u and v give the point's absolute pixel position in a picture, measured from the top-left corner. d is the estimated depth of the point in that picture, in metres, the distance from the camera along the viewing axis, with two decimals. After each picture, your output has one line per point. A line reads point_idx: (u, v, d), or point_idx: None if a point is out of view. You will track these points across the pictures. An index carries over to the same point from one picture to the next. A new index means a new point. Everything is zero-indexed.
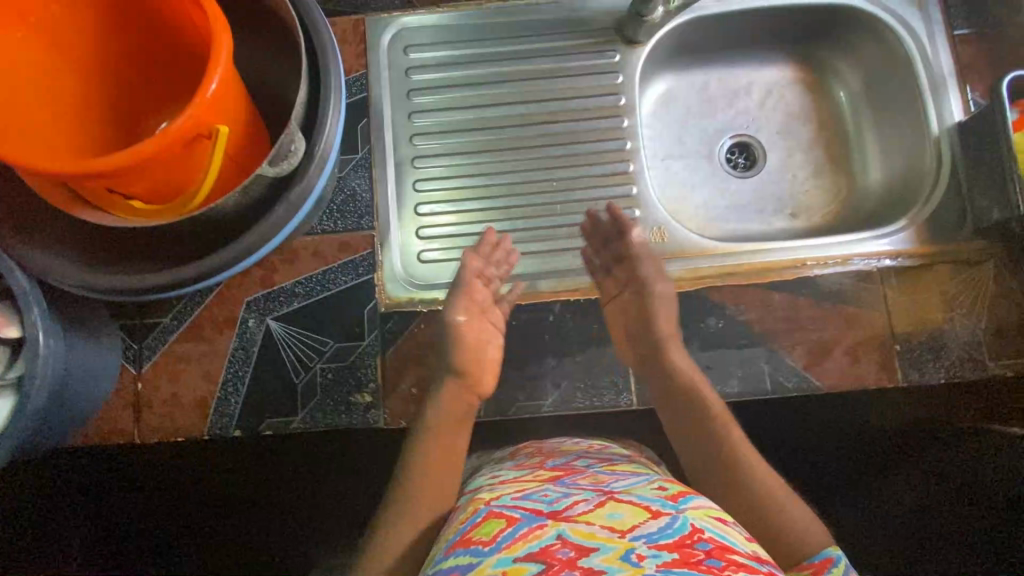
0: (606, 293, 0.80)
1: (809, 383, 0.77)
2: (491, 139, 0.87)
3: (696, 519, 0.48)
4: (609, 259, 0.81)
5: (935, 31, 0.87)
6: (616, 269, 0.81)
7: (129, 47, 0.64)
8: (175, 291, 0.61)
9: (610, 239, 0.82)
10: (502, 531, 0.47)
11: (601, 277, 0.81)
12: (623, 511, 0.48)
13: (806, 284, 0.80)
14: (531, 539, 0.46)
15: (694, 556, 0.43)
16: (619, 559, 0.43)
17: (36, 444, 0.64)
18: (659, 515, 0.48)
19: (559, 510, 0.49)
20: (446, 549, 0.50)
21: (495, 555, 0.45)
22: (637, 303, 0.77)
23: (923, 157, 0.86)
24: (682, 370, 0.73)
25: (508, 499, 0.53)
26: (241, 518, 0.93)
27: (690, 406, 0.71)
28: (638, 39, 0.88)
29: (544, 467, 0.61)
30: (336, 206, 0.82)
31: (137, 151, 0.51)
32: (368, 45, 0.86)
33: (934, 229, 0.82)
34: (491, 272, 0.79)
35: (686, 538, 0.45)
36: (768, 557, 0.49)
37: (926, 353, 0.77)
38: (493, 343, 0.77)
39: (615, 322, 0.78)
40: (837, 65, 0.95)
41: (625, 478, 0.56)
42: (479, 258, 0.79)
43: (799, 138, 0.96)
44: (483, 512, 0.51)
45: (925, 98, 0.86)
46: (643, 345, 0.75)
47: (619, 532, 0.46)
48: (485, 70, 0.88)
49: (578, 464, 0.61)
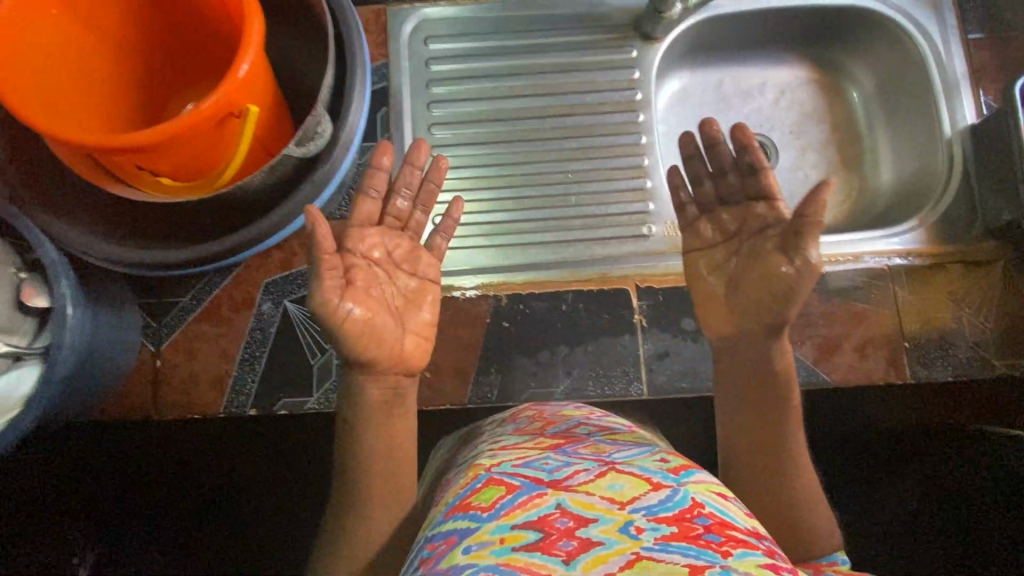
0: (696, 241, 0.73)
1: (818, 377, 0.78)
2: (507, 130, 0.88)
3: (699, 493, 0.48)
4: (714, 198, 0.73)
5: (949, 34, 0.88)
6: (719, 211, 0.72)
7: (156, 25, 0.65)
8: (196, 267, 0.62)
9: (724, 175, 0.72)
10: (502, 499, 0.48)
11: (697, 216, 0.73)
12: (624, 482, 0.49)
13: (817, 280, 0.81)
14: (530, 508, 0.47)
15: (693, 530, 0.45)
16: (617, 530, 0.45)
17: (58, 414, 0.66)
18: (660, 487, 0.48)
19: (560, 479, 0.50)
20: (446, 512, 0.50)
21: (494, 522, 0.46)
22: (753, 273, 0.67)
23: (935, 157, 0.86)
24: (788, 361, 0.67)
25: (508, 466, 0.53)
26: (245, 502, 0.92)
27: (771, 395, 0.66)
28: (655, 35, 0.89)
29: (544, 433, 0.61)
30: (354, 191, 0.84)
31: (172, 129, 0.51)
32: (389, 36, 0.88)
33: (945, 229, 0.83)
34: (394, 206, 0.72)
35: (686, 512, 0.46)
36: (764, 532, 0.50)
37: (933, 351, 0.78)
38: (413, 315, 0.70)
39: (701, 280, 0.72)
40: (851, 66, 0.96)
41: (627, 448, 0.55)
42: (368, 200, 0.69)
43: (811, 139, 0.97)
44: (484, 478, 0.51)
45: (938, 100, 0.86)
46: (749, 312, 0.67)
47: (619, 504, 0.47)
48: (503, 62, 0.89)
49: (579, 431, 0.61)
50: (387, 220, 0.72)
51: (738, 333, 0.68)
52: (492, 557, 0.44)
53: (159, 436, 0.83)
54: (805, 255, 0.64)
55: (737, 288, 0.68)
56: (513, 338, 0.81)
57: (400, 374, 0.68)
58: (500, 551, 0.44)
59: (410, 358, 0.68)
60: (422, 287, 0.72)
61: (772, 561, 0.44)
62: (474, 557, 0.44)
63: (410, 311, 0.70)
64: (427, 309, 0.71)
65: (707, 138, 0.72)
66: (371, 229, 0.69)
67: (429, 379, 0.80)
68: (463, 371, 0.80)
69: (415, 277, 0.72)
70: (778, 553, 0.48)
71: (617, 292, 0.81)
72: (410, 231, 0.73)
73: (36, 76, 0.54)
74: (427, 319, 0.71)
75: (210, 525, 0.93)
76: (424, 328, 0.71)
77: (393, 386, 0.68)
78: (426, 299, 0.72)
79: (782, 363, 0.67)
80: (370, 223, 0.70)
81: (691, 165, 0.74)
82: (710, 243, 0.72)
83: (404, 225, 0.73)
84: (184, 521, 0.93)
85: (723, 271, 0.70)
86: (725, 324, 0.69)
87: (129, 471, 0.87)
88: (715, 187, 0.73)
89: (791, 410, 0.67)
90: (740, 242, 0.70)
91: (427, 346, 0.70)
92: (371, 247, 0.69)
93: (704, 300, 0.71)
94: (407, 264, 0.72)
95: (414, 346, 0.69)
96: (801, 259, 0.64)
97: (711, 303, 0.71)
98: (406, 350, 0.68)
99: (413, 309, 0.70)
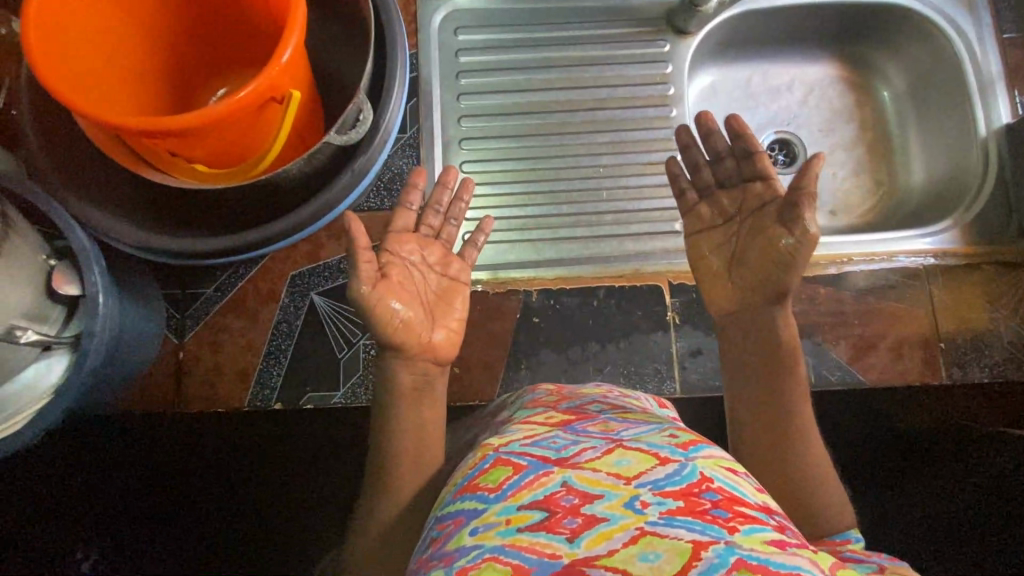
0: (697, 222, 0.71)
1: (853, 377, 0.77)
2: (538, 123, 0.87)
3: (707, 468, 0.46)
4: (712, 182, 0.72)
5: (985, 33, 0.87)
6: (718, 195, 0.71)
7: (192, 11, 0.63)
8: (237, 255, 0.61)
9: (720, 160, 0.71)
10: (508, 479, 0.47)
11: (696, 201, 0.72)
12: (631, 458, 0.48)
13: (851, 279, 0.81)
14: (537, 487, 0.46)
15: (699, 505, 0.44)
16: (622, 506, 0.44)
17: (87, 404, 0.64)
18: (668, 462, 0.47)
19: (567, 457, 0.49)
20: (454, 492, 0.50)
21: (500, 503, 0.46)
22: (754, 250, 0.66)
23: (969, 157, 0.86)
24: (788, 331, 0.65)
25: (517, 445, 0.51)
26: (261, 510, 0.87)
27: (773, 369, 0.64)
28: (688, 30, 0.88)
29: (557, 409, 0.60)
30: (383, 183, 0.82)
31: (217, 112, 0.50)
32: (419, 26, 0.86)
33: (980, 230, 0.82)
34: (431, 219, 0.72)
35: (693, 487, 0.45)
36: (777, 509, 0.49)
37: (969, 351, 0.78)
38: (445, 311, 0.69)
39: (704, 260, 0.70)
40: (882, 65, 0.95)
41: (637, 426, 0.54)
42: (406, 211, 0.70)
43: (842, 137, 0.95)
44: (491, 458, 0.50)
45: (973, 99, 0.85)
46: (751, 290, 0.66)
47: (625, 479, 0.46)
48: (534, 55, 0.88)
49: (590, 409, 0.60)
50: (423, 231, 0.72)
51: (739, 312, 0.67)
52: (498, 538, 0.43)
53: (181, 432, 0.80)
54: (803, 227, 0.63)
55: (741, 265, 0.67)
56: (544, 334, 0.80)
57: (436, 367, 0.67)
58: (506, 532, 0.44)
59: (441, 353, 0.67)
60: (453, 285, 0.71)
61: (781, 537, 0.43)
62: (480, 539, 0.44)
63: (441, 308, 0.69)
64: (455, 304, 0.70)
65: (702, 128, 0.72)
66: (409, 240, 0.69)
67: (458, 375, 0.79)
68: (493, 367, 0.79)
69: (446, 272, 0.71)
70: (790, 528, 0.46)
71: (649, 288, 0.80)
72: (444, 240, 0.72)
73: (70, 54, 0.52)
74: (456, 317, 0.69)
75: (218, 535, 0.88)
76: (452, 323, 0.69)
77: (428, 381, 0.67)
78: (455, 296, 0.70)
79: (787, 335, 0.65)
80: (407, 232, 0.70)
81: (688, 153, 0.74)
82: (710, 226, 0.71)
83: (440, 235, 0.73)
84: (194, 527, 0.87)
85: (725, 250, 0.69)
86: (727, 301, 0.67)
87: (148, 470, 0.84)
88: (713, 173, 0.72)
89: (798, 387, 0.63)
90: (740, 222, 0.68)
91: (455, 339, 0.68)
92: (409, 252, 0.69)
93: (706, 279, 0.69)
94: (438, 260, 0.71)
95: (446, 342, 0.68)
96: (801, 230, 0.63)
97: (712, 283, 0.69)
98: (442, 344, 0.67)
99: (444, 305, 0.69)
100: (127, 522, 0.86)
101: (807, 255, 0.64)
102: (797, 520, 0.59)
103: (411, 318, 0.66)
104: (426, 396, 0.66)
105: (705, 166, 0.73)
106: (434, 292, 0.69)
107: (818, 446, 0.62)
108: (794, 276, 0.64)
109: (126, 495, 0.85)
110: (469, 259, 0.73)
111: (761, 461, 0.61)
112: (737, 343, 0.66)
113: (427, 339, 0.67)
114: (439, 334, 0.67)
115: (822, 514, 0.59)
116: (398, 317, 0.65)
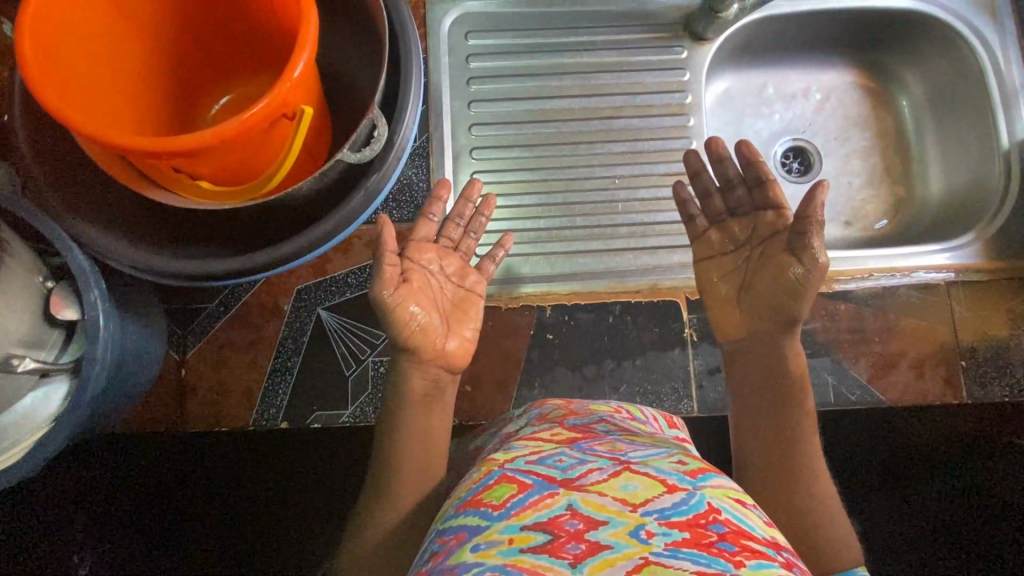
0: (707, 248, 0.70)
1: (873, 396, 0.76)
2: (551, 132, 0.84)
3: (715, 499, 0.45)
4: (722, 210, 0.70)
5: (1008, 41, 0.85)
6: (729, 221, 0.69)
7: (194, 19, 0.59)
8: (245, 277, 0.58)
9: (732, 187, 0.69)
10: (513, 497, 0.45)
11: (706, 227, 0.71)
12: (638, 483, 0.46)
13: (871, 295, 0.79)
14: (541, 508, 0.44)
15: (705, 538, 0.41)
16: (627, 534, 0.42)
17: (86, 428, 0.62)
18: (675, 490, 0.45)
19: (573, 478, 0.46)
20: (456, 507, 0.48)
21: (503, 522, 0.44)
22: (765, 275, 0.64)
23: (989, 170, 0.84)
24: (795, 359, 0.63)
25: (522, 462, 0.49)
26: (261, 537, 0.81)
27: (783, 397, 0.62)
28: (706, 36, 0.85)
29: (563, 425, 0.58)
30: (392, 195, 0.80)
31: (225, 130, 0.47)
32: (428, 29, 0.83)
33: (1001, 245, 0.80)
34: (451, 231, 0.71)
35: (700, 518, 0.43)
36: (785, 544, 0.46)
37: (990, 371, 0.77)
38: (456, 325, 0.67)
39: (712, 284, 0.69)
40: (901, 72, 0.93)
41: (645, 448, 0.52)
42: (428, 223, 0.68)
43: (857, 144, 0.93)
44: (496, 474, 0.48)
45: (996, 110, 0.84)
46: (759, 317, 0.65)
47: (631, 506, 0.44)
48: (548, 60, 0.85)
49: (598, 428, 0.57)
50: (442, 243, 0.70)
51: (750, 337, 0.65)
52: (500, 558, 0.41)
53: (186, 449, 0.77)
54: (812, 255, 0.61)
55: (749, 291, 0.66)
56: (558, 351, 0.78)
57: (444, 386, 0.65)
58: (508, 551, 0.42)
59: (451, 367, 0.66)
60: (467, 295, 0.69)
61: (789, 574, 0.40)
62: (482, 556, 0.42)
63: (455, 323, 0.67)
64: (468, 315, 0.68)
65: (711, 154, 0.70)
66: (429, 250, 0.67)
67: (470, 394, 0.77)
68: (505, 385, 0.77)
69: (462, 283, 0.69)
70: (798, 565, 0.44)
71: (666, 304, 0.79)
72: (463, 253, 0.71)
73: (67, 68, 0.49)
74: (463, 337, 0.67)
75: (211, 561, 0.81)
76: (460, 337, 0.66)
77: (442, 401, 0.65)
78: (467, 309, 0.68)
79: (795, 365, 0.63)
80: (427, 243, 0.67)
81: (698, 179, 0.72)
82: (716, 251, 0.70)
83: (459, 247, 0.71)
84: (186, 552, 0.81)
85: (734, 277, 0.68)
86: (736, 326, 0.66)
87: (147, 489, 0.80)
88: (723, 200, 0.70)
89: (803, 416, 0.61)
90: (750, 249, 0.67)
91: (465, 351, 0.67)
92: (428, 262, 0.67)
93: (716, 303, 0.68)
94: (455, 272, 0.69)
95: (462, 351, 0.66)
96: (810, 258, 0.61)
97: (719, 308, 0.68)
98: (456, 362, 0.66)
99: (460, 314, 0.67)
100: (117, 547, 0.81)
101: (816, 284, 0.62)
102: (810, 550, 0.57)
103: (429, 323, 0.64)
104: (440, 414, 0.64)
105: (716, 194, 0.71)
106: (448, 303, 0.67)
107: (824, 476, 0.60)
108: (803, 306, 0.62)
109: (122, 506, 0.80)
110: (486, 273, 0.72)
111: (780, 487, 0.59)
112: (751, 363, 0.64)
113: (443, 346, 0.65)
114: (449, 350, 0.65)
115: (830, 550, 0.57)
116: (417, 321, 0.63)
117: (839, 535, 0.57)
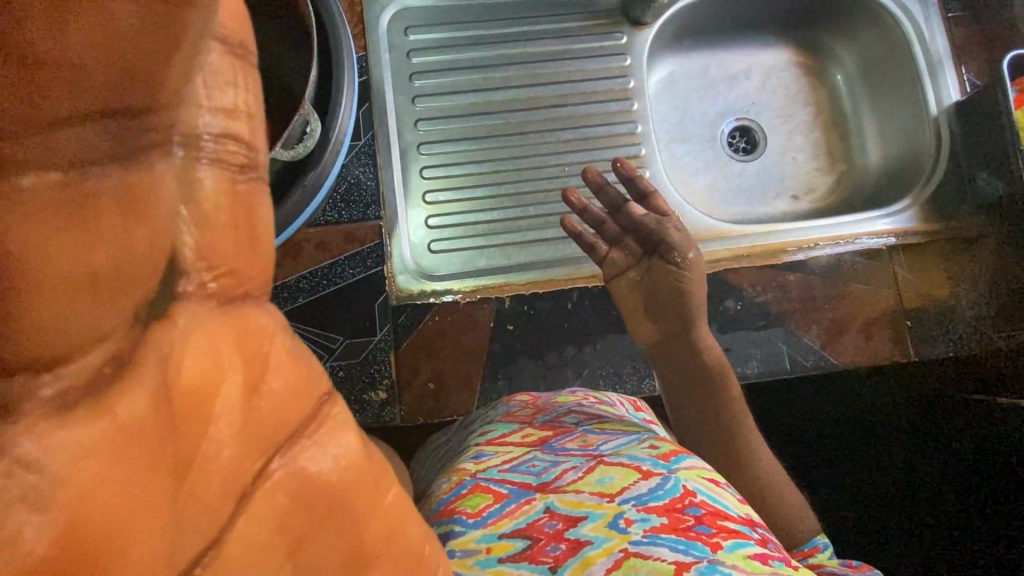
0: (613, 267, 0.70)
1: (827, 361, 0.79)
2: (499, 123, 0.84)
3: (690, 480, 0.44)
4: (618, 231, 0.71)
5: (930, 13, 0.88)
6: (628, 239, 0.70)
7: None
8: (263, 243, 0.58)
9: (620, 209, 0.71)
10: (489, 507, 0.45)
11: (608, 250, 0.71)
12: (613, 474, 0.45)
13: (817, 264, 0.81)
14: (518, 515, 0.44)
15: (683, 522, 0.41)
16: (606, 527, 0.42)
17: None
18: (651, 475, 0.45)
19: (548, 481, 0.46)
20: (432, 518, 0.47)
21: (479, 530, 0.43)
22: (660, 283, 0.67)
23: (921, 136, 0.87)
24: (714, 353, 0.64)
25: (494, 470, 0.48)
26: None
27: (710, 381, 0.63)
28: (643, 20, 0.87)
29: (533, 423, 0.56)
30: (340, 196, 0.78)
31: None
32: (367, 27, 0.82)
33: (935, 208, 0.84)
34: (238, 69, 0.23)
35: (677, 502, 0.43)
36: (758, 518, 0.47)
37: (935, 327, 0.81)
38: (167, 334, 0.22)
39: (622, 299, 0.69)
40: (834, 47, 0.95)
41: (617, 437, 0.51)
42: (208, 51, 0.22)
43: (799, 120, 0.95)
44: (468, 483, 0.47)
45: (923, 80, 0.87)
46: (666, 321, 0.66)
47: (608, 497, 0.44)
48: (490, 52, 0.85)
49: (567, 420, 0.56)
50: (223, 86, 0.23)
51: (669, 340, 0.66)
52: (478, 569, 0.41)
53: None
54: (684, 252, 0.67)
55: (656, 300, 0.67)
56: (520, 342, 0.77)
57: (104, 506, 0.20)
58: (486, 561, 0.41)
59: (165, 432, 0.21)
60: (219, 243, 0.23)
61: (764, 550, 0.41)
62: (459, 566, 0.41)
63: (138, 213, 0.21)
64: (223, 311, 0.23)
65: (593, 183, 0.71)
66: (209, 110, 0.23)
67: (433, 391, 0.75)
68: (470, 379, 0.76)
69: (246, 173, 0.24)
70: (773, 540, 0.45)
71: None
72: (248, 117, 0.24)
73: None
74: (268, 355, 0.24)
75: None
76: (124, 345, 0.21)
77: None
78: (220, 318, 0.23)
79: (715, 356, 0.65)
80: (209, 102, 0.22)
81: (587, 214, 0.72)
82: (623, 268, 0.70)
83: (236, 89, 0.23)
84: None
85: (641, 288, 0.68)
86: (654, 330, 0.67)
87: None
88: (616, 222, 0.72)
89: (734, 403, 0.63)
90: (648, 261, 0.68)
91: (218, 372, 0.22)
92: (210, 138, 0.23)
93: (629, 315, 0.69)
94: (213, 76, 0.23)
95: (229, 357, 0.23)
96: (682, 254, 0.67)
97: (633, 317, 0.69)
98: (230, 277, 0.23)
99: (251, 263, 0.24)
100: None
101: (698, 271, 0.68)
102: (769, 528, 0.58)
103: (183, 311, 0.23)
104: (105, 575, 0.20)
105: (608, 220, 0.72)
106: (200, 26, 0.20)
107: (762, 447, 0.62)
108: (697, 296, 0.66)
109: None
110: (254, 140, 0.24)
111: (733, 458, 0.61)
112: (676, 357, 0.65)
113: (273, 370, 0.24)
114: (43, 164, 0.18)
115: (788, 523, 0.58)
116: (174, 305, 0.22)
117: (793, 508, 0.58)
